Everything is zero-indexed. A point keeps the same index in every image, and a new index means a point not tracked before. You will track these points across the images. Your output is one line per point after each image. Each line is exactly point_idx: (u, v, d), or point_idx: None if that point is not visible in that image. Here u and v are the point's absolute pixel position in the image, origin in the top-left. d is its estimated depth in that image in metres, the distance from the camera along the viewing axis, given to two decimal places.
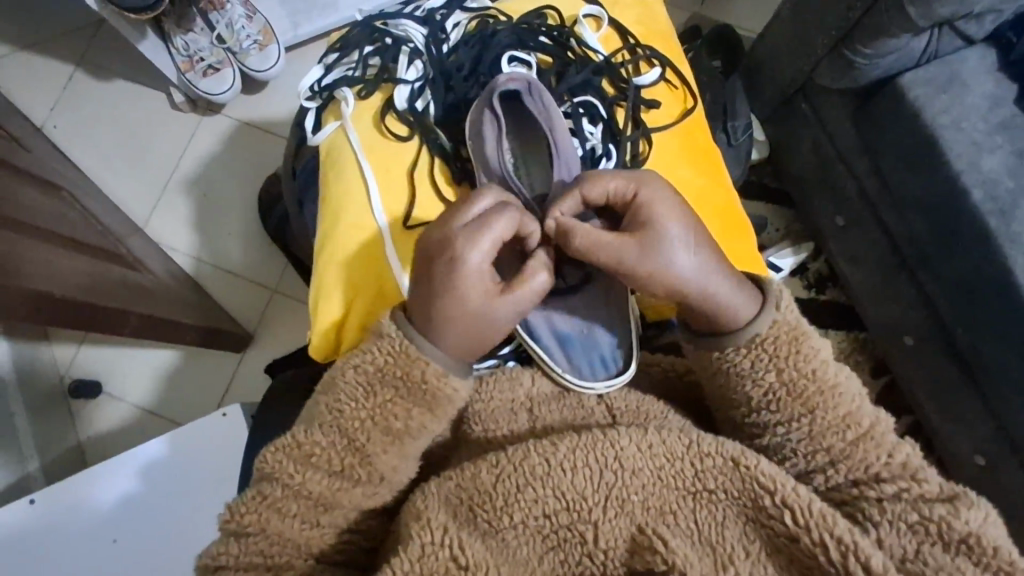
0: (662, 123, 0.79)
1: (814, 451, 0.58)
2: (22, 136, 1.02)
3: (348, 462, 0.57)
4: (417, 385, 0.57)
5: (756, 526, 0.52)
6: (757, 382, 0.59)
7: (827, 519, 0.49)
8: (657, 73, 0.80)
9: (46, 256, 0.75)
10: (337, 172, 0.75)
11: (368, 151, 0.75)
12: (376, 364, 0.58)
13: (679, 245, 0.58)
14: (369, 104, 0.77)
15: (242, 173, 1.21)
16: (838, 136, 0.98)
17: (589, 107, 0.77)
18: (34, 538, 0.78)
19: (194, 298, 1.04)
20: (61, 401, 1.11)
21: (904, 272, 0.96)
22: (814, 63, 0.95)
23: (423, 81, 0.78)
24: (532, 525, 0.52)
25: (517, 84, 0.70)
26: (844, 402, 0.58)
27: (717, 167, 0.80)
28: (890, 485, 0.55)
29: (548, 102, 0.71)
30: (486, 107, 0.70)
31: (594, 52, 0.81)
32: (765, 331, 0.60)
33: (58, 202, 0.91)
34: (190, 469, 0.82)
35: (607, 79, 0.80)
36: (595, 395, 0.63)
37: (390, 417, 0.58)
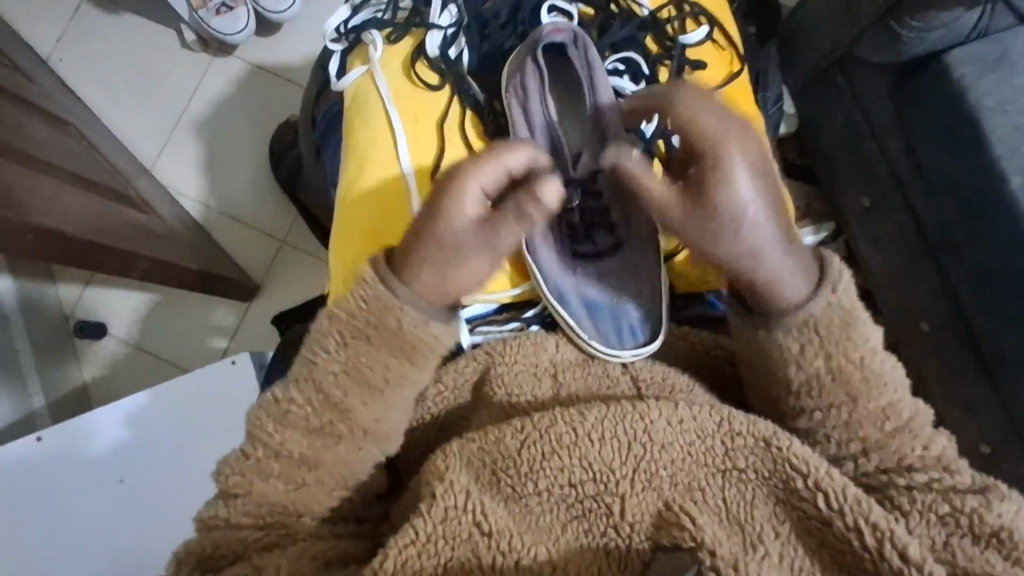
0: (706, 86, 0.75)
1: (849, 439, 0.57)
2: (29, 67, 0.98)
3: (326, 419, 0.56)
4: (389, 330, 0.58)
5: (787, 509, 0.51)
6: (800, 366, 0.58)
7: (862, 504, 0.49)
8: (705, 32, 0.76)
9: (55, 194, 0.73)
10: (362, 120, 0.72)
11: (398, 99, 0.72)
12: (349, 311, 0.58)
13: (739, 211, 0.57)
14: (398, 49, 0.74)
15: (255, 118, 1.18)
16: (873, 114, 0.95)
17: (631, 65, 0.74)
18: (40, 474, 0.78)
19: (202, 245, 1.02)
20: (66, 340, 1.11)
21: (929, 258, 0.93)
22: (856, 34, 0.91)
23: (457, 27, 0.74)
24: (557, 493, 0.52)
25: (562, 35, 0.68)
26: (886, 393, 0.57)
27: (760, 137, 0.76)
28: (923, 475, 0.54)
29: (592, 55, 0.69)
30: (529, 58, 0.69)
31: (639, 5, 0.77)
32: (818, 313, 0.58)
33: (67, 138, 0.88)
34: (199, 416, 0.82)
35: (650, 37, 0.77)
36: (620, 363, 0.62)
37: (364, 369, 0.57)
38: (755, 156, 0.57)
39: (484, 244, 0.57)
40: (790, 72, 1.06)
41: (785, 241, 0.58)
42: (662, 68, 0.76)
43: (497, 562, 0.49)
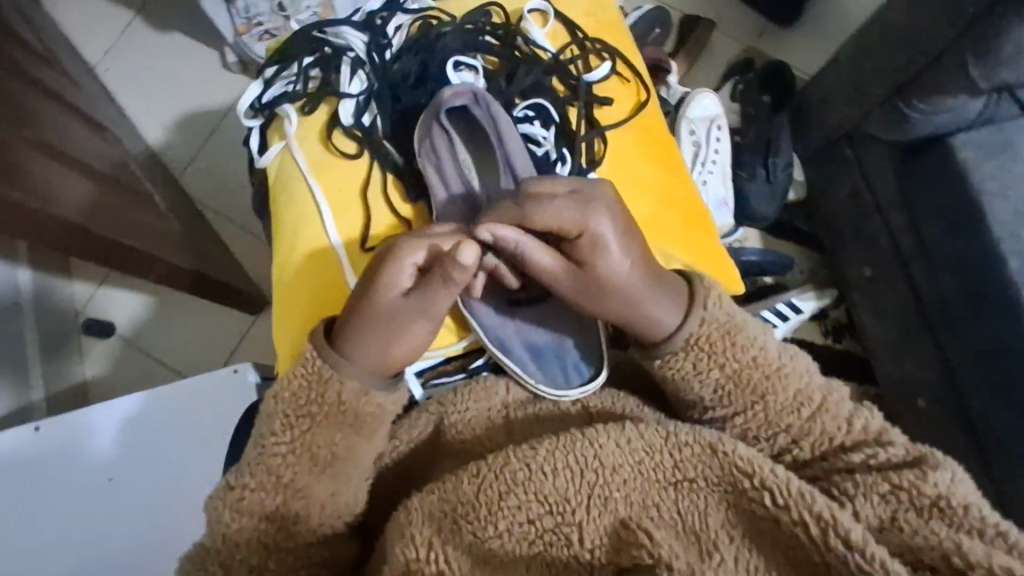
0: (616, 119, 0.78)
1: (775, 435, 0.58)
2: (75, 74, 1.03)
3: (280, 500, 0.57)
4: (335, 407, 0.57)
5: (740, 512, 0.52)
6: (702, 382, 0.59)
7: (806, 497, 0.49)
8: (607, 68, 0.80)
9: (86, 193, 0.76)
10: (288, 199, 0.74)
11: (317, 170, 0.74)
12: (290, 392, 0.58)
13: (616, 288, 0.58)
14: (313, 121, 0.76)
15: (229, 157, 1.21)
16: (877, 187, 0.98)
17: (541, 111, 0.76)
18: (30, 465, 0.78)
19: (217, 254, 1.05)
20: (74, 336, 1.13)
21: (926, 332, 0.94)
22: (865, 112, 0.94)
23: (367, 94, 0.76)
24: (517, 531, 0.52)
25: (462, 98, 0.69)
26: (792, 382, 0.59)
27: (673, 160, 0.79)
28: (858, 454, 0.56)
29: (498, 113, 0.70)
30: (433, 119, 0.70)
31: (543, 50, 0.80)
32: (697, 331, 0.60)
33: (104, 142, 0.93)
34: (192, 420, 0.82)
35: (557, 79, 0.79)
36: (570, 400, 0.63)
37: (314, 447, 0.57)
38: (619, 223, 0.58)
39: (423, 309, 0.58)
40: (802, 140, 1.09)
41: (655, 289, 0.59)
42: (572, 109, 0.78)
43: None
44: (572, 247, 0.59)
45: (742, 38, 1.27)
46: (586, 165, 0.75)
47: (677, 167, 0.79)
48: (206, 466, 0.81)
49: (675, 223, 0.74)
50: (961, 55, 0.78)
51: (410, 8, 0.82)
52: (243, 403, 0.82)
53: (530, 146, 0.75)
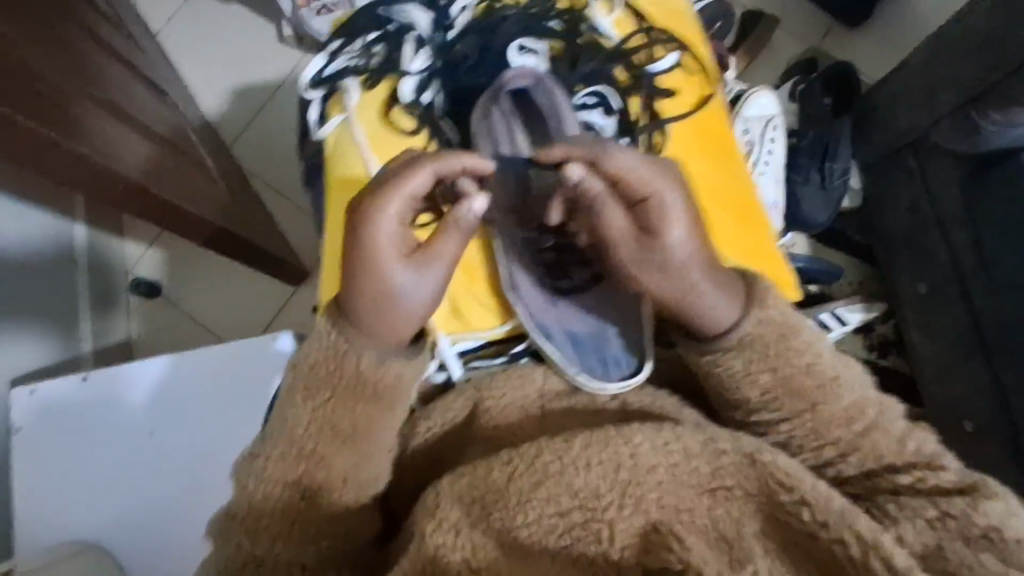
0: (676, 113, 0.77)
1: (822, 445, 0.58)
2: (139, 38, 1.06)
3: (302, 471, 0.56)
4: (355, 382, 0.57)
5: (773, 523, 0.52)
6: (754, 383, 0.58)
7: (848, 515, 0.50)
8: (674, 58, 0.77)
9: (144, 154, 0.78)
10: (342, 174, 0.72)
11: (375, 145, 0.72)
12: (308, 362, 0.57)
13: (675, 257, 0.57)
14: (373, 97, 0.74)
15: (274, 136, 1.23)
16: (940, 200, 0.94)
17: (603, 99, 0.74)
18: (78, 412, 0.82)
19: (263, 224, 1.07)
20: (122, 294, 1.16)
21: (979, 354, 0.91)
22: (935, 120, 0.90)
23: (429, 72, 0.75)
24: (545, 524, 0.51)
25: (525, 79, 0.67)
26: (845, 393, 0.58)
27: (730, 158, 0.78)
28: (906, 476, 0.56)
29: (559, 97, 0.68)
30: (493, 100, 0.68)
31: (606, 38, 0.78)
32: (755, 330, 0.58)
33: (162, 107, 0.95)
34: (229, 384, 0.83)
35: (620, 69, 0.76)
36: (607, 395, 0.63)
37: (336, 420, 0.57)
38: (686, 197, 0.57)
39: (419, 267, 0.56)
40: (864, 148, 1.05)
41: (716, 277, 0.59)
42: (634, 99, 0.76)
43: None
44: (637, 216, 0.57)
45: (807, 38, 1.22)
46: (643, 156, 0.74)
47: (733, 164, 0.78)
48: (241, 430, 0.82)
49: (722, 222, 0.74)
50: None
51: None
52: (280, 371, 0.82)
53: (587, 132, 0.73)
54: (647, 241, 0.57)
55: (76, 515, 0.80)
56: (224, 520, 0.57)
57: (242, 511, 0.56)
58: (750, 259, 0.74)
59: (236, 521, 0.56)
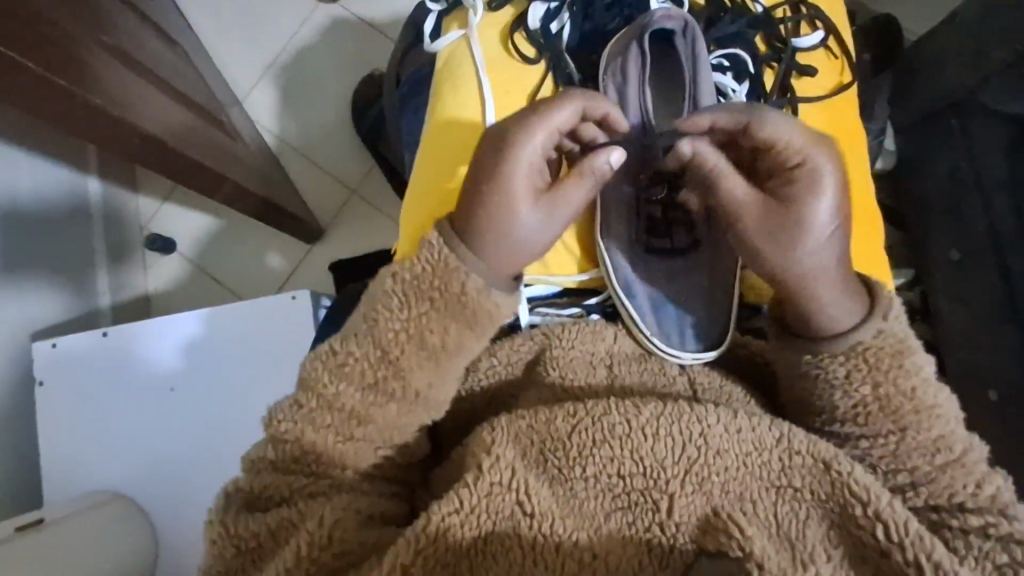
0: (813, 94, 0.68)
1: (896, 469, 0.52)
2: None
3: (381, 376, 0.54)
4: (456, 297, 0.54)
5: (844, 534, 0.47)
6: (847, 393, 0.53)
7: (924, 540, 0.44)
8: (821, 38, 0.69)
9: (158, 103, 0.75)
10: (453, 87, 0.67)
11: (490, 69, 0.67)
12: (413, 272, 0.54)
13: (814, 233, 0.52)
14: (497, 18, 0.69)
15: (301, 76, 1.20)
16: (981, 163, 0.90)
17: (734, 63, 0.67)
18: (101, 368, 0.82)
19: (277, 180, 1.04)
20: (138, 249, 1.15)
21: (1012, 324, 0.88)
22: (983, 78, 0.86)
23: (561, 2, 0.69)
24: (603, 482, 0.48)
25: (672, 23, 0.63)
26: (938, 424, 0.51)
27: (862, 154, 0.70)
28: (976, 517, 0.48)
29: (699, 49, 0.64)
30: (633, 39, 0.64)
31: (753, 1, 0.70)
32: (868, 340, 0.52)
33: (175, 55, 0.92)
34: (251, 344, 0.83)
35: (760, 35, 0.69)
36: (679, 364, 0.59)
37: (427, 331, 0.54)
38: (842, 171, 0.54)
39: (544, 207, 0.56)
40: (904, 108, 1.00)
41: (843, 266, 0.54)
42: (768, 71, 0.69)
43: (538, 541, 0.46)
44: (784, 182, 0.55)
45: None
46: None
47: (863, 162, 0.69)
48: (264, 392, 0.82)
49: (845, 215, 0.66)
50: None
51: None
52: (304, 330, 0.82)
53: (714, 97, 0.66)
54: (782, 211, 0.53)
55: (100, 468, 0.81)
56: (289, 406, 0.54)
57: (248, 475, 0.54)
58: (864, 263, 0.65)
59: (303, 411, 0.54)
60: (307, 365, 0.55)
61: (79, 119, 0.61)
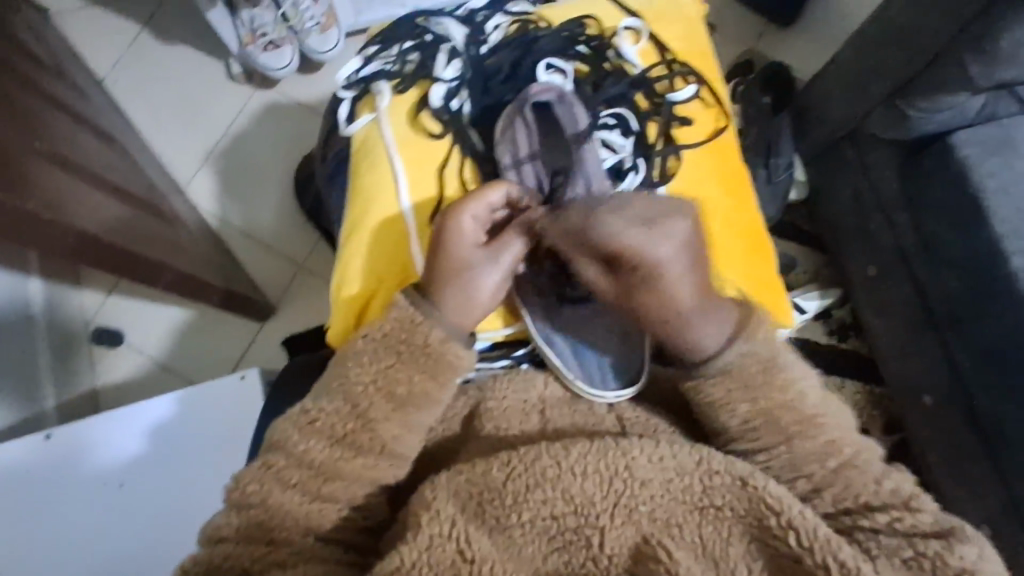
0: (692, 141, 0.73)
1: (797, 477, 0.56)
2: (83, 86, 1.05)
3: (349, 429, 0.56)
4: (420, 349, 0.58)
5: (762, 547, 0.50)
6: (733, 411, 0.58)
7: (831, 542, 0.47)
8: (693, 90, 0.74)
9: (93, 200, 0.77)
10: (368, 166, 0.71)
11: (401, 146, 0.71)
12: (383, 330, 0.59)
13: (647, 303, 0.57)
14: (404, 99, 0.73)
15: (246, 160, 1.23)
16: (880, 186, 0.98)
17: (621, 120, 0.73)
18: (44, 472, 0.79)
19: (222, 262, 1.05)
20: (83, 345, 1.14)
21: (932, 331, 0.94)
22: (867, 111, 0.94)
23: (460, 81, 0.73)
24: (540, 526, 0.50)
25: (549, 94, 0.68)
26: (825, 430, 0.57)
27: (746, 190, 0.75)
28: (884, 515, 0.52)
29: (578, 112, 0.69)
30: (517, 114, 0.69)
31: (630, 65, 0.76)
32: (734, 359, 0.58)
33: (111, 152, 0.94)
34: (200, 429, 0.81)
35: (641, 94, 0.75)
36: (606, 403, 0.61)
37: (393, 383, 0.57)
38: (678, 253, 0.55)
39: (489, 260, 0.60)
40: (805, 141, 1.09)
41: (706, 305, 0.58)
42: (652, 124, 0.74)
43: None
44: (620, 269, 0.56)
45: (745, 40, 1.28)
46: (657, 178, 0.71)
47: (748, 196, 0.75)
48: (215, 480, 0.80)
49: (737, 250, 0.71)
50: (960, 54, 0.78)
51: (511, 10, 0.79)
52: (253, 408, 0.82)
53: (604, 151, 0.71)
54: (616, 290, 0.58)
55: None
56: (259, 469, 0.55)
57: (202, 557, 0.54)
58: (756, 289, 0.71)
59: (273, 471, 0.55)
60: (279, 426, 0.57)
61: (13, 225, 0.63)
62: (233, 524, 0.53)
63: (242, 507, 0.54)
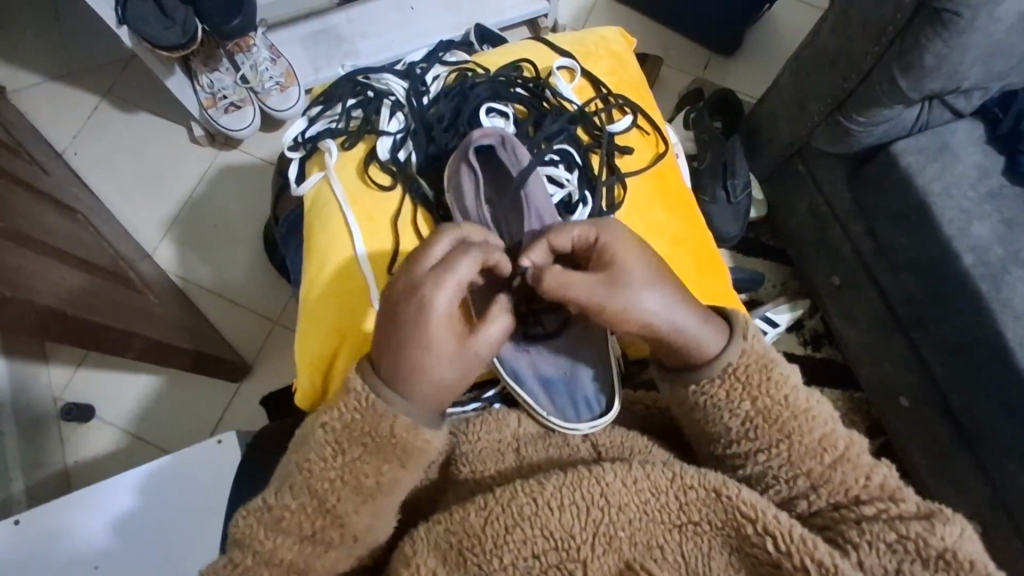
0: (634, 168, 0.76)
1: (795, 475, 0.54)
2: (42, 160, 1.04)
3: (318, 526, 0.53)
4: (386, 440, 0.53)
5: (741, 556, 0.50)
6: (733, 412, 0.56)
7: (808, 543, 0.47)
8: (629, 120, 0.77)
9: (56, 273, 0.76)
10: (321, 224, 0.71)
11: (353, 202, 0.71)
12: (342, 422, 0.54)
13: (643, 282, 0.55)
14: (352, 156, 0.74)
15: (216, 220, 1.23)
16: (833, 197, 1.01)
17: (566, 155, 0.73)
18: (11, 563, 0.75)
19: (191, 325, 1.03)
20: (52, 423, 1.10)
21: (899, 331, 0.97)
22: (811, 128, 0.98)
23: (405, 132, 0.74)
24: (521, 567, 0.49)
25: (490, 139, 0.67)
26: (818, 424, 0.55)
27: (692, 210, 0.77)
28: (869, 506, 0.51)
29: (522, 154, 0.69)
30: (462, 161, 0.68)
31: (569, 102, 0.78)
32: (737, 360, 0.57)
33: (72, 224, 0.93)
34: (174, 499, 0.79)
35: (581, 129, 0.76)
36: (580, 435, 0.60)
37: (361, 475, 0.54)
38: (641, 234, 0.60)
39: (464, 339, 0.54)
40: (759, 160, 1.13)
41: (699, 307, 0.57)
42: (594, 156, 0.76)
43: None
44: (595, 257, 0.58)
45: (690, 70, 1.33)
46: (605, 209, 0.72)
47: (695, 215, 0.77)
48: (197, 549, 0.77)
49: (685, 268, 0.72)
50: (889, 68, 0.81)
51: (448, 61, 0.82)
52: (229, 473, 0.80)
53: (552, 186, 0.72)
54: (608, 278, 0.55)
55: None
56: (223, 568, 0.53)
57: None
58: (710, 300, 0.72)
59: (238, 572, 0.52)
60: (249, 515, 0.54)
61: None
62: None
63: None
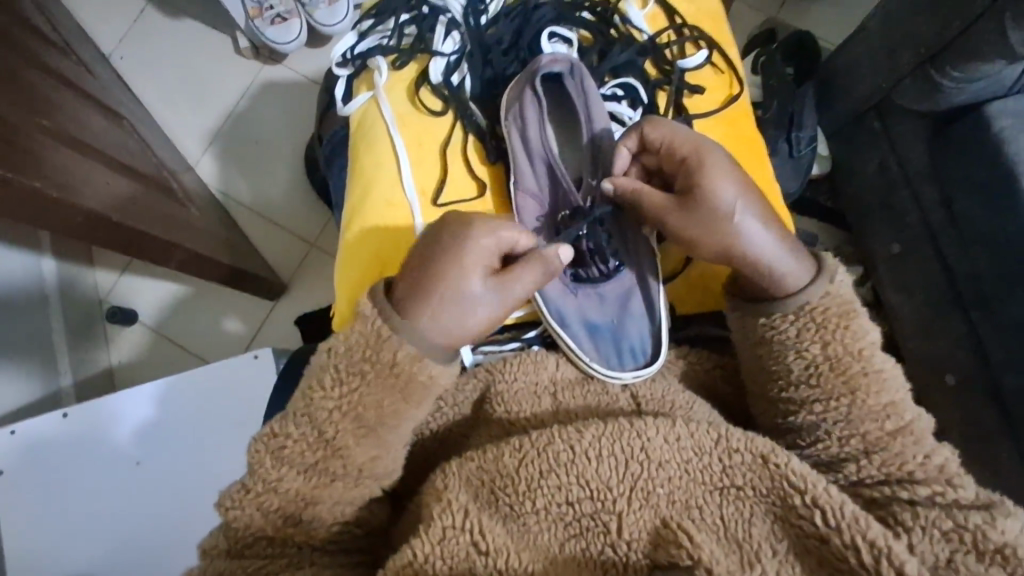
0: (705, 110, 0.71)
1: (849, 435, 0.53)
2: (88, 61, 1.03)
3: (320, 456, 0.52)
4: (387, 369, 0.53)
5: (786, 526, 0.48)
6: (799, 353, 0.55)
7: (861, 521, 0.45)
8: (704, 56, 0.72)
9: (101, 178, 0.75)
10: (367, 146, 0.68)
11: (401, 124, 0.69)
12: (348, 346, 0.53)
13: (728, 204, 0.56)
14: (402, 76, 0.70)
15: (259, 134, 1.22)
16: (907, 161, 0.94)
17: (629, 89, 0.70)
18: (56, 453, 0.78)
19: (227, 239, 1.03)
20: (98, 323, 1.14)
21: (958, 308, 0.91)
22: (894, 81, 0.90)
23: (460, 54, 0.71)
24: (554, 511, 0.49)
25: (559, 65, 0.65)
26: (888, 390, 0.53)
27: (762, 159, 0.71)
28: (925, 488, 0.49)
29: (589, 86, 0.66)
30: (526, 86, 0.65)
31: (639, 30, 0.73)
32: (817, 300, 0.55)
33: (118, 129, 0.92)
34: (211, 405, 0.81)
35: (649, 62, 0.73)
36: (619, 384, 0.59)
37: (362, 407, 0.53)
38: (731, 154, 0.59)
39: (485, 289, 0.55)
40: (829, 113, 1.06)
41: (786, 241, 0.56)
42: (662, 93, 0.72)
43: None
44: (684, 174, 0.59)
45: (764, 10, 1.23)
46: None
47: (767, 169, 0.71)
48: (231, 453, 0.80)
49: None
50: (999, 16, 0.73)
51: None
52: (265, 386, 0.81)
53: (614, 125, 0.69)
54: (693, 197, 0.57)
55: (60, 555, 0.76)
56: (247, 491, 0.52)
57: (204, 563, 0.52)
58: None
59: (251, 496, 0.52)
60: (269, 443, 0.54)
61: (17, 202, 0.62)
62: (224, 539, 0.52)
63: (235, 523, 0.52)
